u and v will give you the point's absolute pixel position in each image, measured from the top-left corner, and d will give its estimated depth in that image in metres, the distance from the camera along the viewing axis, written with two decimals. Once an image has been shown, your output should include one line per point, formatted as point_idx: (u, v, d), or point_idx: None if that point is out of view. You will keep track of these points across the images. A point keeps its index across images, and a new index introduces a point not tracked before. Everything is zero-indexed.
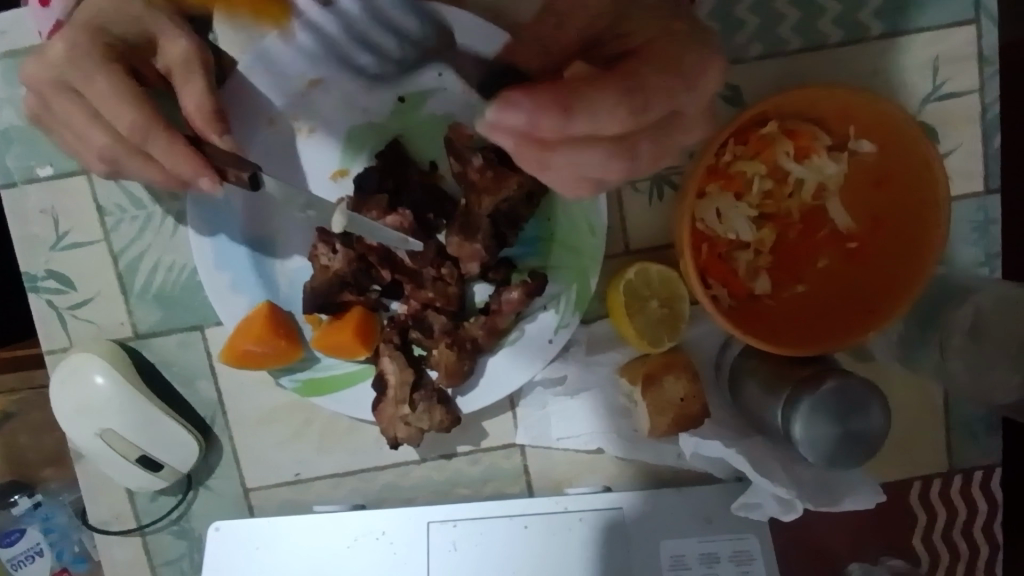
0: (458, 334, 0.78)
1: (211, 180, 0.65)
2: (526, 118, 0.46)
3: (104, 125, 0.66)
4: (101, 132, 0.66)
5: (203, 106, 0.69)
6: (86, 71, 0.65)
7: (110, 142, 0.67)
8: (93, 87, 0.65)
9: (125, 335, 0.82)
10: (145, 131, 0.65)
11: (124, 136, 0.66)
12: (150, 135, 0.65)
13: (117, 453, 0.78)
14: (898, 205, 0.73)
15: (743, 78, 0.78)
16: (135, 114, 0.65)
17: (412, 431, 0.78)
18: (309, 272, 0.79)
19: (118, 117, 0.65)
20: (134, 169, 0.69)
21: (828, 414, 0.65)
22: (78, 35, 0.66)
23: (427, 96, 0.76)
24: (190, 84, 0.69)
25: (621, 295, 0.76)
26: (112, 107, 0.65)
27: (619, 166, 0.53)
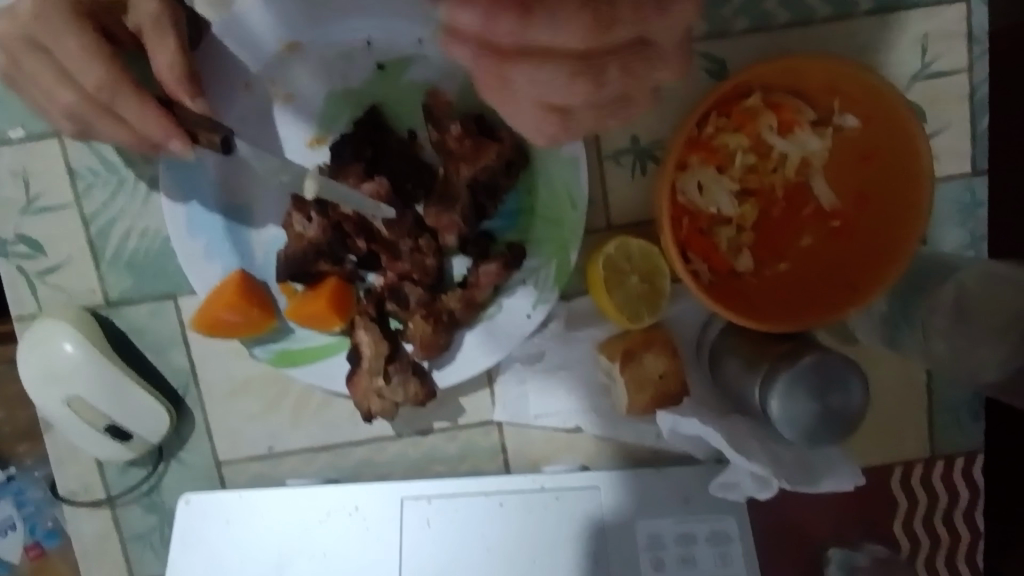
0: (434, 306, 0.77)
1: (184, 145, 0.64)
2: (477, 21, 0.33)
3: (69, 82, 0.64)
4: (66, 89, 0.64)
5: (176, 66, 0.66)
6: (51, 25, 0.61)
7: (76, 100, 0.65)
8: (59, 41, 0.62)
9: (96, 302, 0.81)
10: (111, 90, 0.63)
11: (91, 93, 0.64)
12: (118, 95, 0.64)
13: (85, 421, 0.77)
14: (883, 182, 0.71)
15: (729, 52, 0.76)
16: (100, 72, 0.63)
17: (387, 403, 0.77)
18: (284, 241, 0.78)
19: (84, 74, 0.63)
20: (103, 131, 0.67)
21: (806, 388, 0.64)
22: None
23: (407, 63, 0.75)
24: (161, 44, 0.66)
25: (601, 269, 0.75)
26: (78, 63, 0.63)
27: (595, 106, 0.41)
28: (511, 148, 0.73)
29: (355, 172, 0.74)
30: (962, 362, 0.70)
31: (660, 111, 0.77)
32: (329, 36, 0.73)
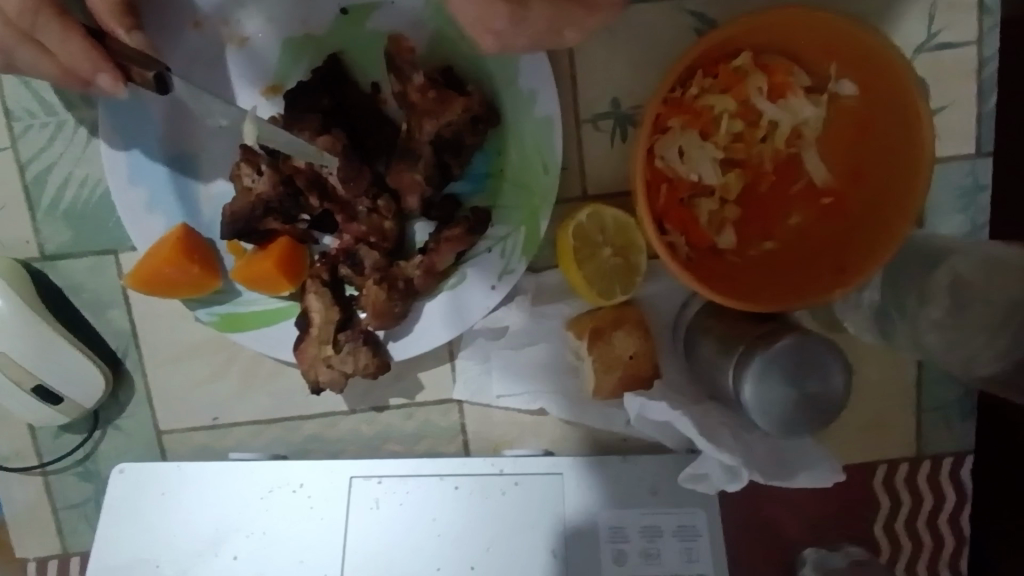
0: (391, 273, 0.71)
1: (113, 80, 0.60)
2: None
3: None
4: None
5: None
6: None
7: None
8: None
9: (30, 255, 0.75)
10: (33, 15, 0.60)
11: (13, 21, 0.60)
12: (41, 21, 0.60)
13: (11, 380, 0.72)
14: (881, 155, 0.66)
15: (721, 10, 0.69)
16: None
17: (335, 374, 0.71)
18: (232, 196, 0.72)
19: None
20: (27, 61, 0.63)
21: (782, 371, 0.59)
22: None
23: (371, 8, 0.69)
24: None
25: (571, 238, 0.69)
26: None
27: None
28: (479, 103, 0.68)
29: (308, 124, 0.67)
30: (954, 352, 0.65)
31: (643, 72, 0.71)
32: None
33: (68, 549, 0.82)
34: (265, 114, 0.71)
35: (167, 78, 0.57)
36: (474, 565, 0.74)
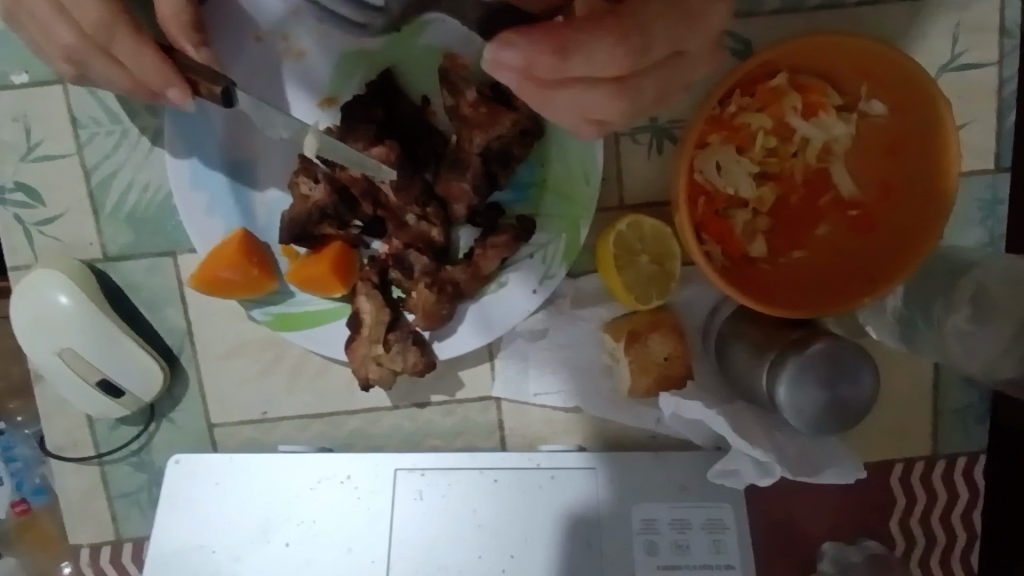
0: (439, 277, 0.75)
1: (183, 93, 0.61)
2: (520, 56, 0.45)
3: (65, 18, 0.61)
4: (62, 25, 0.61)
5: (181, 13, 0.64)
6: None
7: (72, 38, 0.62)
8: None
9: (93, 256, 0.78)
10: (110, 31, 0.61)
11: (89, 33, 0.61)
12: (115, 35, 0.61)
13: (77, 375, 0.75)
14: (909, 171, 0.70)
15: (755, 33, 0.75)
16: (101, 10, 0.60)
17: (385, 372, 0.75)
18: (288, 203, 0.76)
19: (82, 10, 0.60)
20: (101, 73, 0.64)
21: (816, 375, 0.63)
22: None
23: (425, 26, 0.72)
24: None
25: (612, 245, 0.73)
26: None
27: (618, 107, 0.51)
28: (527, 117, 0.71)
29: (365, 136, 0.71)
30: (978, 358, 0.68)
31: None
32: None
33: (121, 537, 0.85)
34: (321, 126, 0.75)
35: (230, 93, 0.60)
36: (513, 553, 0.77)
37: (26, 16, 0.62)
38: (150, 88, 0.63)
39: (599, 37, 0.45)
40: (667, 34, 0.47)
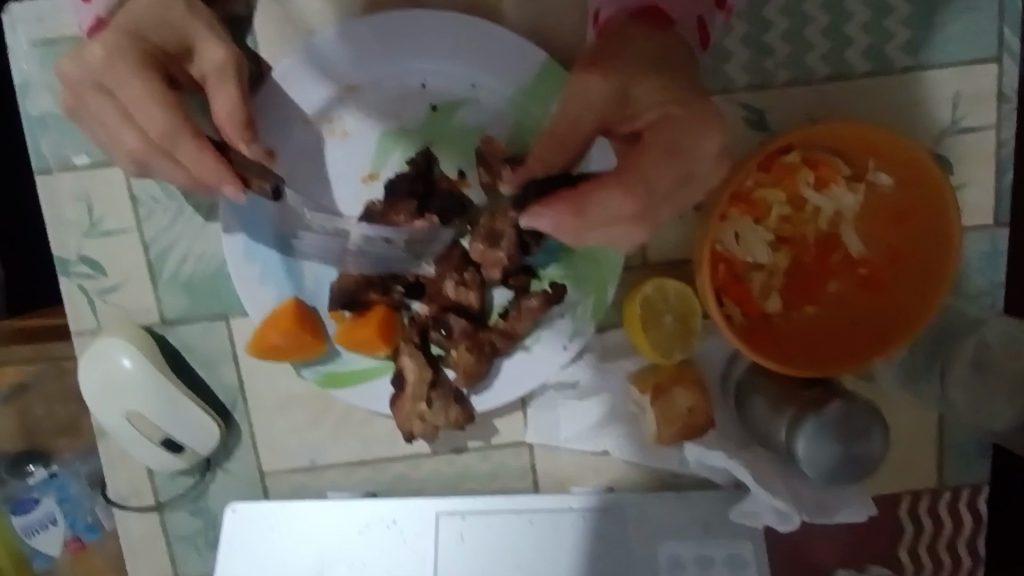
0: (478, 337, 0.81)
1: (236, 188, 0.68)
2: (553, 218, 0.65)
3: (132, 125, 0.67)
4: (129, 131, 0.67)
5: (235, 111, 0.68)
6: (120, 77, 0.66)
7: (137, 143, 0.68)
8: (128, 91, 0.66)
9: (152, 320, 0.84)
10: (173, 137, 0.66)
11: (153, 138, 0.67)
12: (178, 140, 0.66)
13: (143, 435, 0.81)
14: (914, 238, 0.76)
15: (768, 104, 0.81)
16: (165, 121, 0.66)
17: (428, 426, 0.81)
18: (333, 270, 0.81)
19: (150, 121, 0.66)
20: (162, 171, 0.70)
21: (832, 435, 0.69)
22: (114, 38, 0.66)
23: (459, 105, 0.78)
24: (223, 91, 0.68)
25: (639, 306, 0.79)
26: (145, 112, 0.66)
27: (643, 232, 0.66)
28: None
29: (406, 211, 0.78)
30: (977, 407, 0.78)
31: None
32: (393, 80, 0.77)
33: None
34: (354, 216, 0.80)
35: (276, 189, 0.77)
36: None
37: (97, 120, 0.68)
38: (205, 184, 0.69)
39: (606, 194, 0.63)
40: (666, 172, 0.62)
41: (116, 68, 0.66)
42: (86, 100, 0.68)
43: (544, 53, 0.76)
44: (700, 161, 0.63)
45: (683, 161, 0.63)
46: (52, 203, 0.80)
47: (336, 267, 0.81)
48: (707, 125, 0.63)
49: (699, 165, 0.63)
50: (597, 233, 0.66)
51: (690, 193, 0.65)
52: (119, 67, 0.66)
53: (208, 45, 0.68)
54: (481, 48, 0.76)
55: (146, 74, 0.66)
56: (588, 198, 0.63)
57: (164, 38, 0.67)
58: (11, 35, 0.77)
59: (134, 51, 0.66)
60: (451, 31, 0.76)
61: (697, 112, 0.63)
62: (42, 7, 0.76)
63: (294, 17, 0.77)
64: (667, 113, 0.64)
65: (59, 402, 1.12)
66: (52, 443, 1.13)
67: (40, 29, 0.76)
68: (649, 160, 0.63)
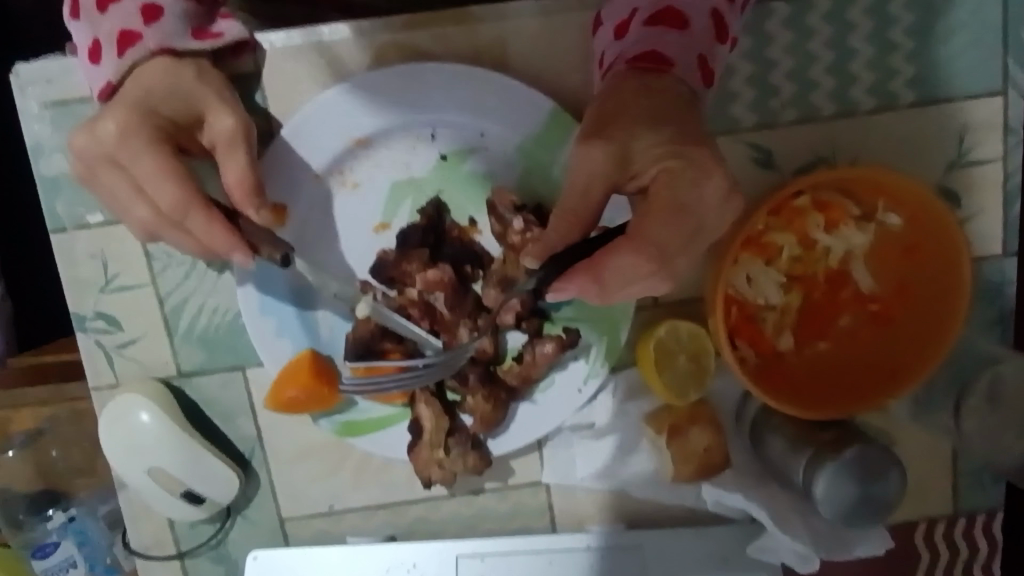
0: (494, 384, 0.81)
1: (245, 257, 0.69)
2: (573, 290, 0.62)
3: (143, 199, 0.69)
4: (141, 205, 0.70)
5: (244, 181, 0.69)
6: (132, 151, 0.67)
7: (150, 216, 0.70)
8: (139, 166, 0.68)
9: (169, 374, 0.84)
10: (184, 210, 0.68)
11: (164, 211, 0.69)
12: (189, 212, 0.68)
13: (164, 489, 0.82)
14: (923, 275, 0.77)
15: (775, 142, 0.81)
16: (176, 194, 0.67)
17: (447, 473, 0.81)
18: (349, 319, 0.82)
19: (161, 194, 0.68)
20: (172, 239, 0.71)
21: (851, 478, 0.71)
22: (124, 112, 0.67)
23: (468, 153, 0.79)
24: (233, 161, 0.69)
25: (652, 349, 0.80)
26: (157, 186, 0.67)
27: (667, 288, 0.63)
28: None
29: (420, 262, 0.79)
30: (990, 437, 0.79)
31: None
32: (404, 132, 0.78)
33: None
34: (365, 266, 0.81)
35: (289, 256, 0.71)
36: None
37: (111, 191, 0.70)
38: (215, 252, 0.70)
39: (622, 260, 0.60)
40: (679, 227, 0.60)
41: (127, 141, 0.67)
42: (98, 172, 0.70)
43: (552, 101, 0.76)
44: (711, 209, 0.61)
45: (685, 216, 0.60)
46: (67, 262, 0.81)
47: (352, 318, 0.82)
48: (700, 177, 0.60)
49: (707, 219, 0.61)
50: (620, 297, 0.63)
51: (705, 241, 0.63)
52: (130, 140, 0.67)
53: (217, 114, 0.69)
54: (490, 98, 0.76)
55: (156, 147, 0.67)
56: (604, 267, 0.60)
57: (174, 109, 0.69)
58: (21, 96, 0.77)
59: (145, 125, 0.67)
60: (460, 82, 0.76)
61: (689, 167, 0.60)
62: (52, 69, 0.77)
63: (302, 73, 0.78)
64: (668, 164, 0.60)
65: (75, 447, 1.11)
66: (67, 482, 1.13)
67: (49, 90, 0.77)
68: (653, 224, 0.60)
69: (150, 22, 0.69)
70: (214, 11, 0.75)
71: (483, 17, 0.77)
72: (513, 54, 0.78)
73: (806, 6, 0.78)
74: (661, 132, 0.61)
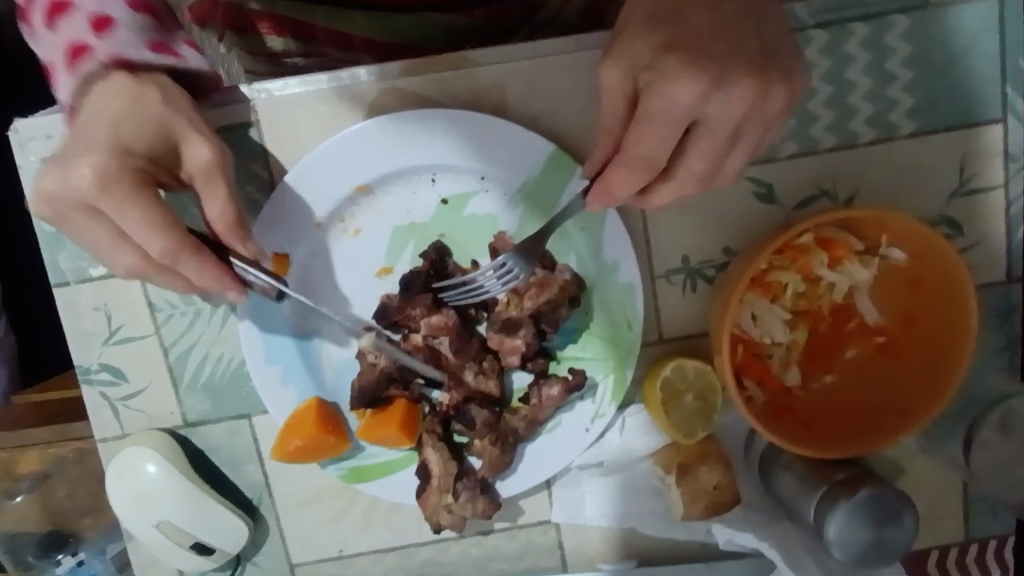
0: (501, 428, 0.81)
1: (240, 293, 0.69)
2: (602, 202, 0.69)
3: (129, 242, 0.67)
4: (126, 249, 0.67)
5: (227, 214, 0.67)
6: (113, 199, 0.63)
7: (138, 262, 0.67)
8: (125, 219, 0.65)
9: (175, 423, 0.84)
10: (176, 255, 0.65)
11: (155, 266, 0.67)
12: (181, 257, 0.65)
13: (173, 541, 0.82)
14: (931, 308, 0.76)
15: (776, 176, 0.81)
16: (163, 242, 0.64)
17: (456, 518, 0.81)
18: (354, 366, 0.82)
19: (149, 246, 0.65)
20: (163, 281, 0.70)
21: (866, 520, 0.71)
22: (99, 158, 0.62)
23: (469, 197, 0.79)
24: (215, 195, 0.67)
25: (659, 389, 0.80)
26: (142, 233, 0.64)
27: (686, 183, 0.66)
28: (574, 283, 0.78)
29: (424, 305, 0.77)
30: (1004, 468, 0.78)
31: (708, 231, 0.81)
32: (405, 178, 0.78)
33: None
34: (367, 311, 0.81)
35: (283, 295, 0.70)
36: None
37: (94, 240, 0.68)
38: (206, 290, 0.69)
39: (621, 174, 0.64)
40: (660, 137, 0.60)
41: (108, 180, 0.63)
42: (76, 220, 0.66)
43: (550, 141, 0.75)
44: (688, 111, 0.58)
45: (686, 120, 0.59)
46: (72, 316, 0.81)
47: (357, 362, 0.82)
48: (686, 82, 0.56)
49: (683, 121, 0.58)
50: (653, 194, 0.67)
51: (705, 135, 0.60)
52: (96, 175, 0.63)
53: (192, 145, 0.66)
54: (493, 141, 0.76)
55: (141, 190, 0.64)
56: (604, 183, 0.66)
57: (151, 149, 0.66)
58: (21, 153, 0.77)
59: (126, 169, 0.64)
60: (460, 125, 0.75)
61: (669, 74, 0.56)
62: (52, 125, 0.77)
63: (302, 120, 0.78)
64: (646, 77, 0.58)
65: (82, 484, 1.08)
66: (75, 522, 1.11)
67: (49, 146, 0.77)
68: (648, 141, 0.60)
69: (101, 35, 0.70)
70: (179, 33, 0.75)
71: (480, 61, 0.77)
72: (511, 95, 0.77)
73: (803, 41, 0.77)
74: (664, 25, 0.58)
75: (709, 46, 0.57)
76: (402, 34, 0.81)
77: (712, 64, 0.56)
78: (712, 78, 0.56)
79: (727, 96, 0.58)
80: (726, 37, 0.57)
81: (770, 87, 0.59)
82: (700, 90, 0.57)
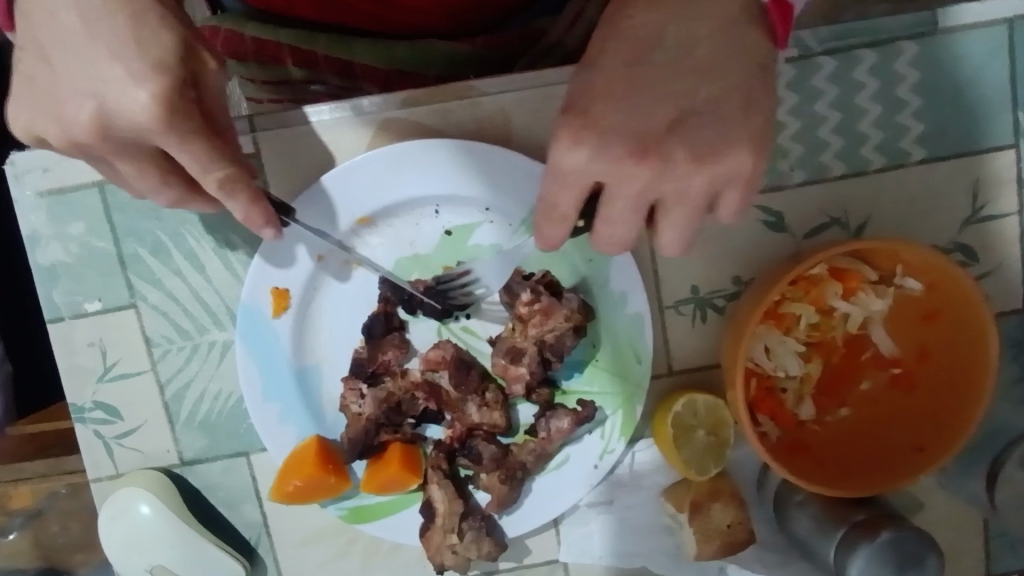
0: (508, 464, 0.78)
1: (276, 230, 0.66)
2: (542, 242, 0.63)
3: None
4: None
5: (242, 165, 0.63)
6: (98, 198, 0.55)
7: None
8: None
9: (171, 462, 0.82)
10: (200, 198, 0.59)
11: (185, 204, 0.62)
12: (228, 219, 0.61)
13: None
14: (948, 341, 0.74)
15: (786, 205, 0.79)
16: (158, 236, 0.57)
17: (460, 559, 0.79)
18: (343, 425, 0.80)
19: None
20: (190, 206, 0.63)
21: (889, 564, 0.69)
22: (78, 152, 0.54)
23: (472, 227, 0.77)
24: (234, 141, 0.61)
25: (669, 426, 0.77)
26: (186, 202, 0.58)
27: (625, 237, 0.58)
28: (580, 311, 0.75)
29: (394, 347, 0.77)
30: None
31: (717, 260, 0.79)
32: (408, 211, 0.76)
33: None
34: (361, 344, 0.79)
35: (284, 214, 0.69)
36: None
37: None
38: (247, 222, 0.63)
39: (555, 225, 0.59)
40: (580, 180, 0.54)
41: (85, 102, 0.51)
42: None
43: (543, 165, 0.73)
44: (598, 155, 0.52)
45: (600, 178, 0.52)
46: (66, 352, 0.79)
47: (344, 418, 0.80)
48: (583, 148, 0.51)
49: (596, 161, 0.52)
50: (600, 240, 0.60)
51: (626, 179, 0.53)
52: None
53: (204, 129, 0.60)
54: (498, 172, 0.74)
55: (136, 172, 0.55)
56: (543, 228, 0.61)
57: None
58: (17, 187, 0.75)
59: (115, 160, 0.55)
60: (463, 155, 0.73)
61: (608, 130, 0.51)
62: (48, 156, 0.74)
63: (302, 152, 0.76)
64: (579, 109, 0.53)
65: (74, 518, 1.04)
66: (68, 558, 1.07)
67: (46, 179, 0.75)
68: None
69: None
70: None
71: (485, 91, 0.75)
72: (516, 125, 0.76)
73: (811, 69, 0.76)
74: (593, 78, 0.52)
75: (611, 109, 0.51)
76: (403, 62, 0.80)
77: (655, 120, 0.51)
78: (613, 150, 0.51)
79: (678, 155, 0.52)
80: (649, 90, 0.51)
81: (688, 151, 0.51)
82: (641, 142, 0.52)
